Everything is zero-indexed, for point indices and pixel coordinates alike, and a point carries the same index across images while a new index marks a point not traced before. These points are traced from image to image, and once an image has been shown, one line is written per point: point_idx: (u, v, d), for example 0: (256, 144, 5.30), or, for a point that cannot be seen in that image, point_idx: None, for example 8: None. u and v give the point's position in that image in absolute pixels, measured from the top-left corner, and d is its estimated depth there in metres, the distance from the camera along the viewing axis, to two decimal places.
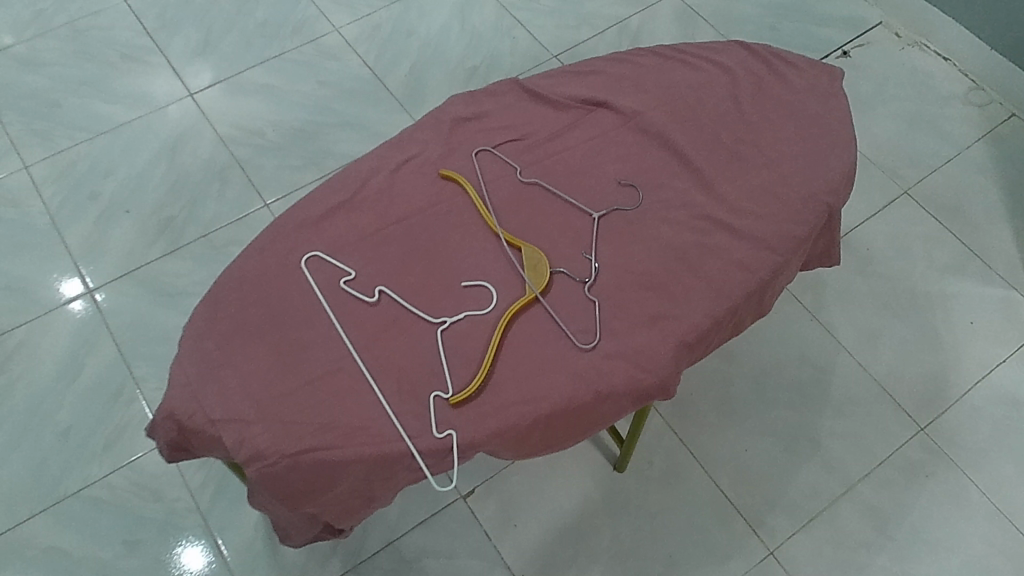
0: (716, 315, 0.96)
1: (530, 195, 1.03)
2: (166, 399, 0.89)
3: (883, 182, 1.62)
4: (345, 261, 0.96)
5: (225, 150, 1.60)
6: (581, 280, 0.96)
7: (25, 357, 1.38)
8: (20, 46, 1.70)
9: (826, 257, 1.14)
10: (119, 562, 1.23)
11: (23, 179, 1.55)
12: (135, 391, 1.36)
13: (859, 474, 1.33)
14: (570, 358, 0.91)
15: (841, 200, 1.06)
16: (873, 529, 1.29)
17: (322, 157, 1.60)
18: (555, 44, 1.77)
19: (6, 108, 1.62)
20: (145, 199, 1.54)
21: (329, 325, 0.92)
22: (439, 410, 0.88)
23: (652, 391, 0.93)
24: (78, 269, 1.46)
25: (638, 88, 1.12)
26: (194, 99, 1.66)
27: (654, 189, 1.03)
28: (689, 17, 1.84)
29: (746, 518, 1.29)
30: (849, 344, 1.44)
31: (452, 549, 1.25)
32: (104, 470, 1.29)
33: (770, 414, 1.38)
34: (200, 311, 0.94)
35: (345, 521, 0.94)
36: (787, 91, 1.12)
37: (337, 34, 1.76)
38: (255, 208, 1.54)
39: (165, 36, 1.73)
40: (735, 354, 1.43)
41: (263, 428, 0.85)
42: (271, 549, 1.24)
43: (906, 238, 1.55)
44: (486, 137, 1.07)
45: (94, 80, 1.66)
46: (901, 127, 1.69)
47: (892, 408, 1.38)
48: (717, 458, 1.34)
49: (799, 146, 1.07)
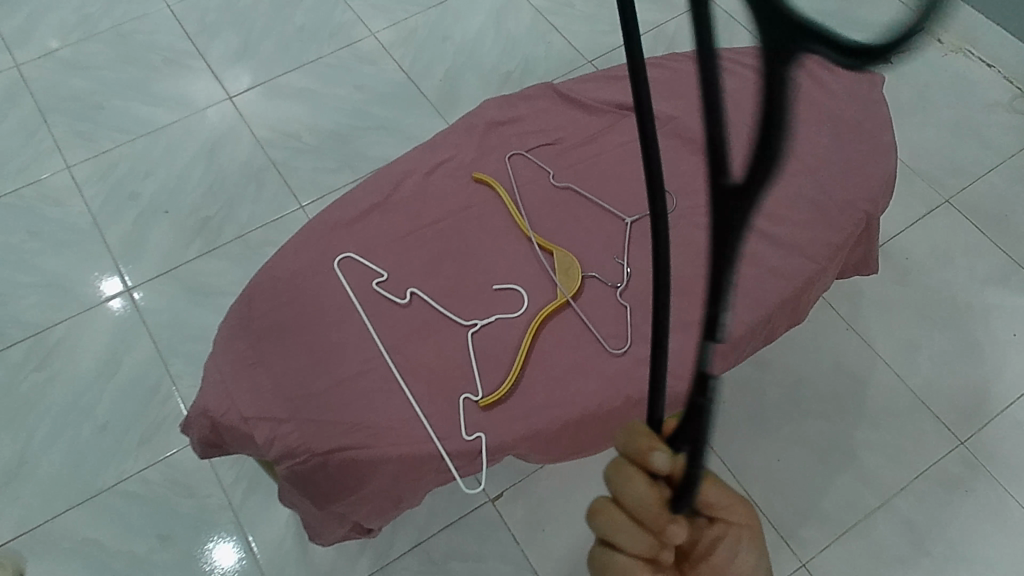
0: (749, 323, 0.95)
1: (562, 199, 1.03)
2: (201, 397, 0.90)
3: (924, 190, 1.59)
4: (377, 263, 0.97)
5: (262, 153, 1.62)
6: (612, 285, 0.96)
7: (65, 353, 1.41)
8: (66, 50, 1.74)
9: (864, 264, 1.12)
10: (153, 556, 1.26)
11: (66, 179, 1.58)
12: (171, 388, 1.38)
13: (895, 488, 1.30)
14: (601, 363, 0.91)
15: (879, 208, 1.05)
16: (908, 544, 1.26)
17: (357, 161, 1.62)
18: (590, 49, 1.77)
19: (51, 109, 1.66)
20: (184, 200, 1.57)
21: (360, 326, 0.92)
22: (469, 412, 0.88)
23: (683, 397, 0.92)
24: (118, 267, 1.49)
25: (673, 93, 1.11)
26: (233, 102, 1.68)
27: (688, 195, 1.03)
28: (726, 23, 1.82)
29: (779, 530, 1.27)
30: (886, 355, 1.42)
31: (479, 552, 1.25)
32: (140, 466, 1.31)
33: (804, 425, 1.36)
34: (235, 310, 0.95)
35: (374, 521, 0.95)
36: (825, 95, 1.11)
37: (374, 38, 1.78)
38: (290, 209, 1.56)
39: (205, 40, 1.76)
40: (769, 361, 1.41)
41: (294, 427, 0.86)
42: (301, 547, 1.26)
43: (947, 248, 1.52)
44: (519, 141, 1.07)
45: (137, 84, 1.70)
46: (942, 135, 1.66)
47: (930, 421, 1.35)
48: (749, 468, 1.32)
49: (836, 153, 1.06)
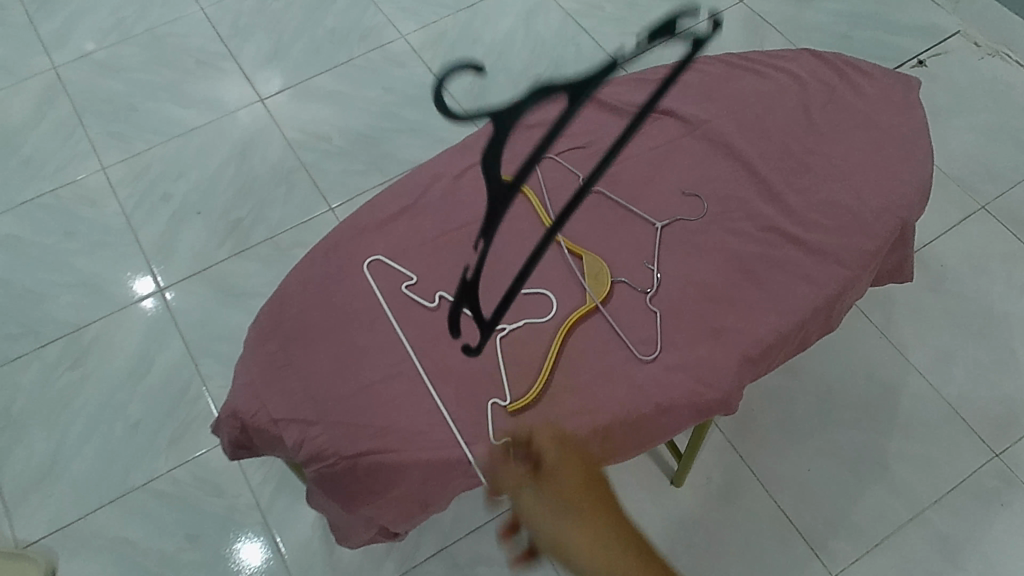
0: (781, 330, 0.93)
1: (592, 203, 1.02)
2: (231, 399, 0.91)
3: (959, 196, 1.56)
4: (407, 266, 0.96)
5: (293, 154, 1.63)
6: (642, 290, 0.95)
7: (98, 352, 1.43)
8: (102, 52, 1.76)
9: (898, 272, 1.10)
10: (182, 555, 1.27)
11: (101, 180, 1.60)
12: (200, 388, 1.40)
13: (928, 500, 1.28)
14: (629, 369, 0.90)
15: (915, 215, 1.03)
16: (942, 557, 1.24)
17: (386, 162, 1.62)
18: (620, 52, 1.77)
19: (87, 111, 1.69)
20: (215, 201, 1.58)
21: (390, 328, 0.92)
22: (496, 418, 0.88)
23: (715, 406, 0.91)
24: (150, 267, 1.51)
25: (705, 97, 1.10)
26: (264, 104, 1.69)
27: (720, 200, 1.01)
28: (758, 26, 1.81)
29: (809, 541, 1.25)
30: (920, 365, 1.39)
31: (505, 557, 1.25)
32: (170, 464, 1.33)
33: (834, 434, 1.34)
34: (265, 312, 0.96)
35: (400, 525, 0.95)
36: (858, 99, 1.09)
37: (403, 41, 1.78)
38: (319, 212, 1.57)
39: (237, 43, 1.78)
40: (799, 369, 1.39)
41: (322, 429, 0.86)
42: (327, 549, 1.26)
43: (983, 255, 1.49)
44: (548, 145, 1.06)
45: (171, 86, 1.72)
46: (979, 140, 1.63)
47: (964, 432, 1.33)
48: (778, 478, 1.31)
49: (871, 158, 1.04)
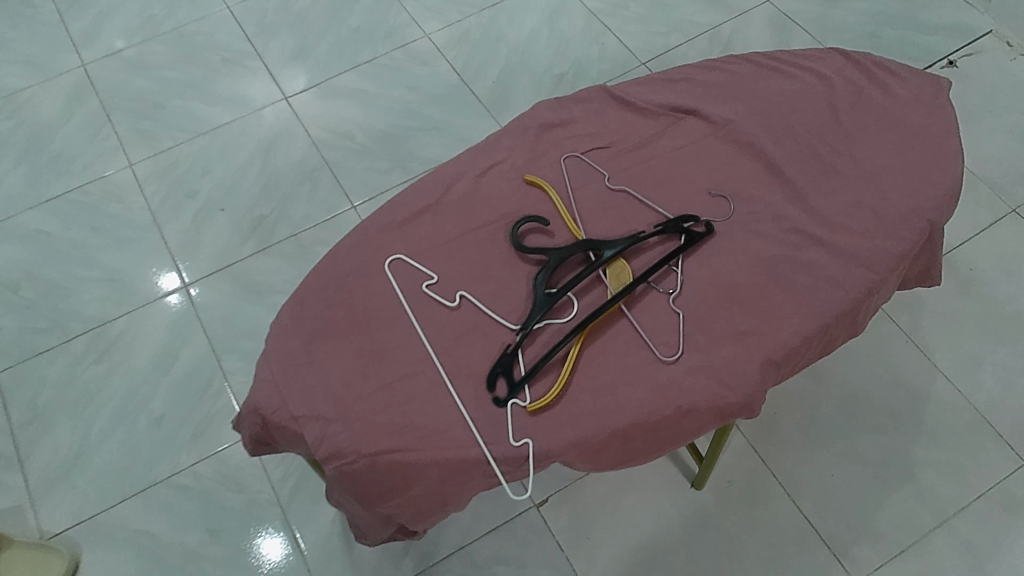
0: (806, 333, 0.92)
1: (615, 203, 1.01)
2: (252, 396, 0.92)
3: (989, 199, 1.53)
4: (428, 265, 0.96)
5: (316, 153, 1.64)
6: (665, 292, 0.94)
7: (124, 347, 1.44)
8: (130, 50, 1.79)
9: (926, 276, 1.08)
10: (203, 549, 1.28)
11: (128, 177, 1.62)
12: (223, 384, 1.41)
13: (954, 507, 1.25)
14: (651, 370, 0.89)
15: (944, 218, 1.01)
16: (968, 566, 1.21)
17: (408, 161, 1.63)
18: (644, 51, 1.76)
19: (114, 108, 1.71)
20: (239, 199, 1.60)
21: (410, 327, 0.92)
22: (516, 418, 0.87)
23: (736, 409, 0.90)
24: (176, 264, 1.53)
25: (730, 97, 1.09)
26: (289, 102, 1.71)
27: (745, 201, 1.00)
28: (784, 26, 1.79)
29: (831, 547, 1.24)
30: (947, 370, 1.37)
31: (523, 557, 1.25)
32: (193, 459, 1.34)
33: (858, 439, 1.32)
34: (287, 309, 0.96)
35: (419, 523, 0.94)
36: (887, 99, 1.08)
37: (428, 40, 1.79)
38: (343, 209, 1.57)
39: (263, 41, 1.79)
40: (822, 373, 1.38)
41: (341, 427, 0.86)
42: (347, 546, 1.26)
43: (1014, 259, 1.47)
44: (572, 144, 1.06)
45: (197, 84, 1.74)
46: (1010, 141, 1.60)
47: (992, 439, 1.30)
48: (801, 482, 1.29)
49: (899, 160, 1.02)
